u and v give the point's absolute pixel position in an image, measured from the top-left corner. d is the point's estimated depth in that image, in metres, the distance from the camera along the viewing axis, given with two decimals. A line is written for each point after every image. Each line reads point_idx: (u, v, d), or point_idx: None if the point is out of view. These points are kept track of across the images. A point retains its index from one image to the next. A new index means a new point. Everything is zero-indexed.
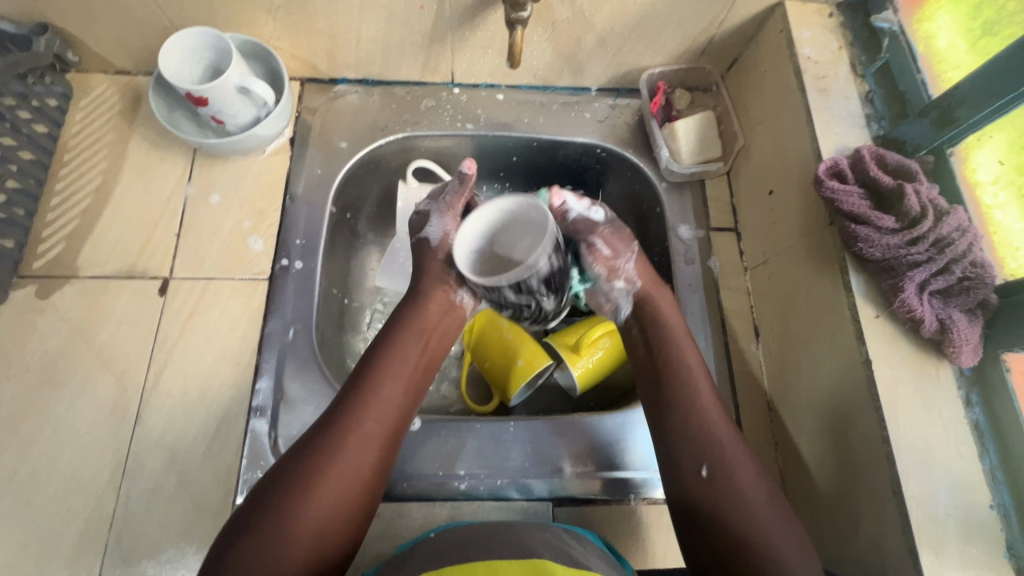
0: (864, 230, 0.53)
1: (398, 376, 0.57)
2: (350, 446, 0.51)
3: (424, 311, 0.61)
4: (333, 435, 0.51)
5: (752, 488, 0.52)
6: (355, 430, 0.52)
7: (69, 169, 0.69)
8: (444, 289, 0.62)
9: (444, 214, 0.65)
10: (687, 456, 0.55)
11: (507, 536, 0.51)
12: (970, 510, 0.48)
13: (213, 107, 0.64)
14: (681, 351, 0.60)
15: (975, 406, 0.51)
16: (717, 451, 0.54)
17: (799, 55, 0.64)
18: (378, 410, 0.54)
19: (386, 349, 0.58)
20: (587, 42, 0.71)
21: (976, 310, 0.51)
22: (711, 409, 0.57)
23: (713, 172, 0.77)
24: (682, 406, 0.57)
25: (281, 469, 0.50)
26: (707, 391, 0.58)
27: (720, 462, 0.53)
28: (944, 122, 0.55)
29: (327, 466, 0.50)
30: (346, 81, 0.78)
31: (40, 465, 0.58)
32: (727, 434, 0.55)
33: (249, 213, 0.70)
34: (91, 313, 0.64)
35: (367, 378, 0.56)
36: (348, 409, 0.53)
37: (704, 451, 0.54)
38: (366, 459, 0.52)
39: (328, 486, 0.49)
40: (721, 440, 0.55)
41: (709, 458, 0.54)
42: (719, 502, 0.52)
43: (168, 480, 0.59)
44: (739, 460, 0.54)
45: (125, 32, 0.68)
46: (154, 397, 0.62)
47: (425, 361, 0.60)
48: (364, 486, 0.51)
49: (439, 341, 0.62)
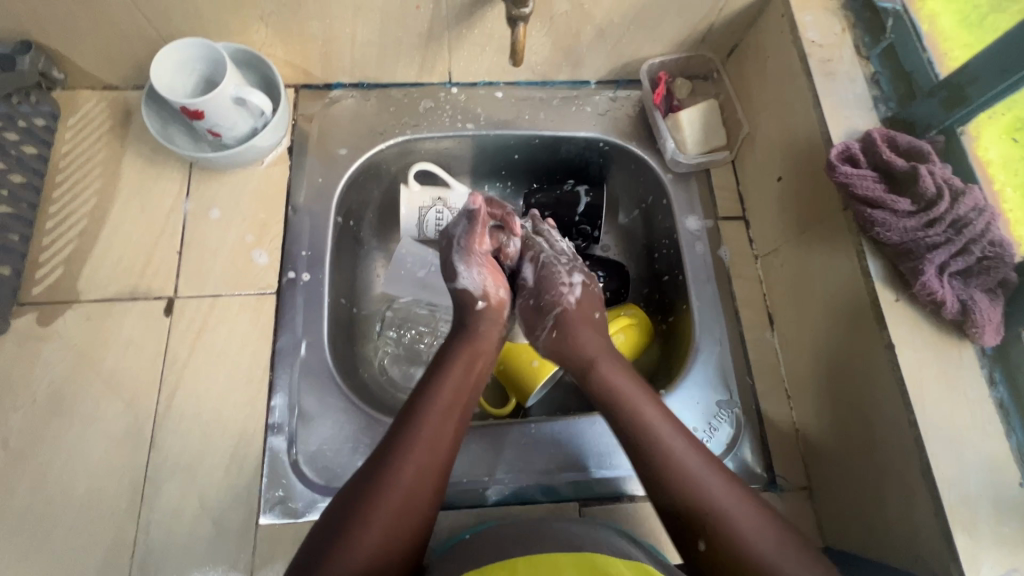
0: (881, 214, 0.53)
1: (453, 395, 0.57)
2: (410, 467, 0.51)
3: (481, 337, 0.62)
4: (392, 462, 0.51)
5: (748, 522, 0.50)
6: (414, 449, 0.52)
7: (63, 190, 0.67)
8: (495, 321, 0.64)
9: (472, 270, 0.64)
10: (659, 498, 0.53)
11: (547, 533, 0.50)
12: (1000, 489, 0.48)
13: (209, 120, 0.63)
14: (629, 393, 0.57)
15: (999, 384, 0.51)
16: (690, 493, 0.51)
17: (803, 39, 0.64)
18: (436, 430, 0.54)
19: (439, 370, 0.58)
20: (586, 34, 0.70)
21: (996, 289, 0.51)
22: (679, 451, 0.53)
23: (719, 161, 0.76)
24: (642, 455, 0.54)
25: (344, 496, 0.50)
26: (663, 429, 0.55)
27: (700, 507, 0.51)
28: (955, 100, 0.54)
29: (389, 488, 0.50)
30: (341, 86, 0.76)
31: (55, 496, 0.57)
32: (703, 473, 0.52)
33: (251, 226, 0.69)
34: (96, 338, 0.62)
35: (422, 399, 0.56)
36: (398, 444, 0.52)
37: (675, 495, 0.52)
38: (428, 477, 0.52)
39: (384, 522, 0.48)
40: (696, 476, 0.52)
41: (678, 501, 0.51)
42: (707, 537, 0.50)
43: (188, 503, 0.58)
44: (718, 493, 0.51)
45: (112, 46, 0.66)
46: (166, 420, 0.60)
47: (477, 380, 0.60)
48: (427, 505, 0.51)
49: (489, 366, 0.63)
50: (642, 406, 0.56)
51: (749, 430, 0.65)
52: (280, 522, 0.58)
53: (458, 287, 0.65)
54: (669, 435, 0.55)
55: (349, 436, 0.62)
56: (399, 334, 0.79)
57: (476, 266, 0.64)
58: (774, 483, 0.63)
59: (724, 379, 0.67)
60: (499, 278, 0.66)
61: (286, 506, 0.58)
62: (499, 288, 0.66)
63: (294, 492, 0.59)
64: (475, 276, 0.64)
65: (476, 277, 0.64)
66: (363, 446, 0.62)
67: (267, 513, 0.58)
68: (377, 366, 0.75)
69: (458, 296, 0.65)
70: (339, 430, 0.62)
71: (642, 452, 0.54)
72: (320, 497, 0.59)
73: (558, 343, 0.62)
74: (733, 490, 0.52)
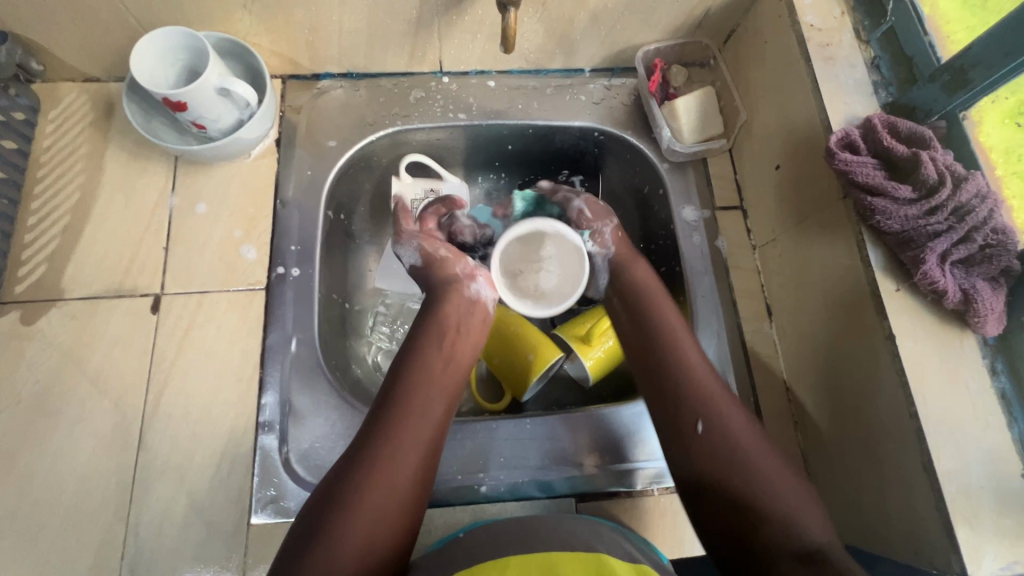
0: (881, 202, 0.52)
1: (428, 381, 0.57)
2: (390, 447, 0.51)
3: (443, 316, 0.62)
4: (375, 444, 0.51)
5: (757, 453, 0.53)
6: (393, 433, 0.52)
7: (44, 186, 0.66)
8: (456, 292, 0.64)
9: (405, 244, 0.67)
10: (684, 426, 0.56)
11: (538, 530, 0.49)
12: (1002, 480, 0.47)
13: (192, 112, 0.61)
14: (672, 324, 0.61)
15: (1001, 374, 0.50)
16: (716, 417, 0.55)
17: (801, 23, 0.62)
18: (416, 416, 0.54)
19: (412, 358, 0.59)
20: (580, 21, 0.68)
21: (999, 278, 0.50)
22: (707, 377, 0.58)
23: (716, 149, 0.75)
24: (675, 376, 0.58)
25: (326, 488, 0.50)
26: (697, 359, 0.59)
27: (721, 430, 0.54)
28: (957, 85, 0.53)
29: (371, 474, 0.50)
30: (330, 76, 0.74)
31: (42, 498, 0.56)
32: (727, 403, 0.56)
33: (239, 221, 0.67)
34: (81, 337, 0.61)
35: (398, 387, 0.56)
36: (379, 428, 0.53)
37: (701, 412, 0.55)
38: (408, 461, 0.52)
39: (372, 500, 0.49)
40: (720, 404, 0.56)
41: (706, 417, 0.55)
42: (716, 463, 0.53)
43: (178, 503, 0.57)
44: (738, 424, 0.55)
45: (92, 36, 0.64)
46: (155, 420, 0.59)
47: (453, 366, 0.60)
48: (412, 489, 0.51)
49: (466, 341, 0.63)
50: (683, 338, 0.60)
51: None
52: (272, 521, 0.57)
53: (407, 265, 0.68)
54: (700, 365, 0.59)
55: (342, 434, 0.61)
56: (393, 329, 0.77)
57: (409, 236, 0.67)
58: None
59: (721, 371, 0.66)
60: (437, 240, 0.68)
61: (278, 505, 0.57)
62: (438, 247, 0.67)
63: (286, 491, 0.58)
64: (409, 244, 0.67)
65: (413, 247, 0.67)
66: None
67: (260, 513, 0.57)
68: (371, 362, 0.74)
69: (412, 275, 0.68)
70: (330, 428, 0.61)
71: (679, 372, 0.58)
72: None
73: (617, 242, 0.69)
74: (750, 426, 0.55)
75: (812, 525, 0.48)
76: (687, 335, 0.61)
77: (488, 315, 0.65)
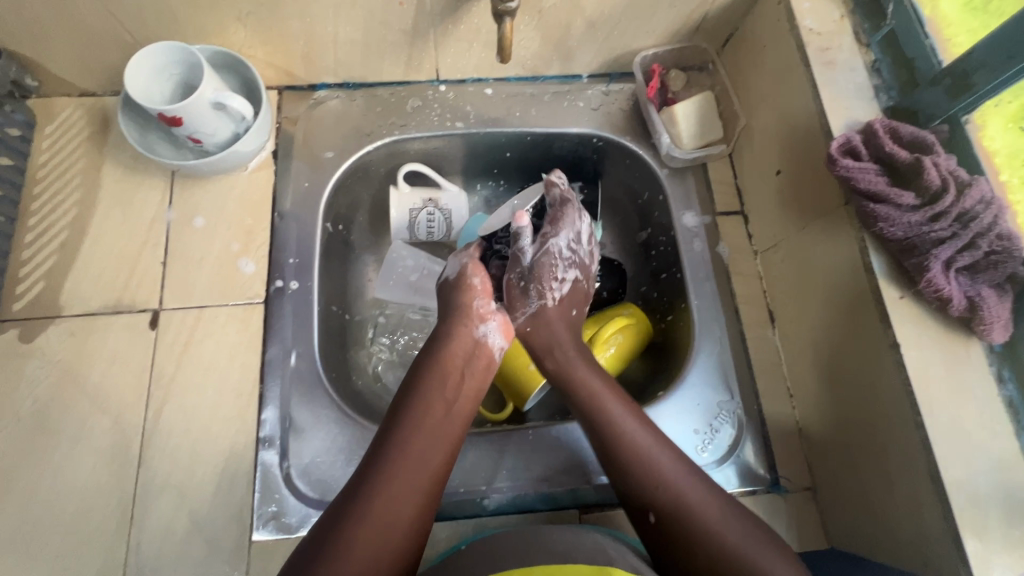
0: (884, 209, 0.51)
1: (430, 427, 0.54)
2: (384, 493, 0.49)
3: (449, 353, 0.59)
4: (369, 490, 0.49)
5: (721, 522, 0.49)
6: (386, 483, 0.50)
7: (41, 202, 0.65)
8: (467, 327, 0.61)
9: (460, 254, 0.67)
10: (630, 502, 0.53)
11: (537, 542, 0.49)
12: (1011, 490, 0.46)
13: (188, 126, 0.61)
14: (601, 395, 0.57)
15: (1008, 382, 0.50)
16: (665, 500, 0.51)
17: (800, 27, 0.62)
18: (413, 462, 0.52)
19: (413, 398, 0.56)
20: (576, 27, 0.68)
21: (1005, 284, 0.50)
22: (649, 452, 0.53)
23: (715, 155, 0.74)
24: (614, 462, 0.54)
25: (315, 534, 0.47)
26: (625, 418, 0.56)
27: (665, 501, 0.51)
28: (959, 88, 0.52)
29: (359, 524, 0.47)
30: (326, 86, 0.74)
31: (42, 517, 0.56)
32: (677, 477, 0.52)
33: (237, 234, 0.67)
34: (80, 355, 0.61)
35: (397, 431, 0.53)
36: (376, 471, 0.51)
37: (648, 499, 0.52)
38: (400, 513, 0.49)
39: (362, 549, 0.46)
40: (670, 480, 0.52)
41: (653, 506, 0.51)
42: (673, 536, 0.50)
43: (179, 521, 0.57)
44: (692, 496, 0.51)
45: (87, 51, 0.64)
46: (155, 436, 0.59)
47: (457, 411, 0.57)
48: (401, 544, 0.48)
49: (469, 382, 0.59)
50: (615, 412, 0.56)
51: (751, 431, 0.64)
52: (274, 538, 0.57)
53: (443, 278, 0.66)
54: (643, 435, 0.55)
55: (343, 448, 0.61)
56: (393, 339, 0.77)
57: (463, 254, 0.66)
58: (777, 484, 0.62)
59: (724, 379, 0.66)
60: (483, 269, 0.65)
61: (279, 521, 0.57)
62: (476, 275, 0.64)
63: (287, 507, 0.58)
64: (456, 260, 0.66)
65: (460, 264, 0.65)
66: (357, 458, 0.60)
67: (261, 529, 0.57)
68: (371, 373, 0.74)
69: (444, 295, 0.65)
70: (331, 443, 0.61)
71: (614, 459, 0.54)
72: (315, 511, 0.58)
73: (534, 332, 0.63)
74: (709, 495, 0.51)
75: None
76: (619, 403, 0.57)
77: (494, 360, 0.62)
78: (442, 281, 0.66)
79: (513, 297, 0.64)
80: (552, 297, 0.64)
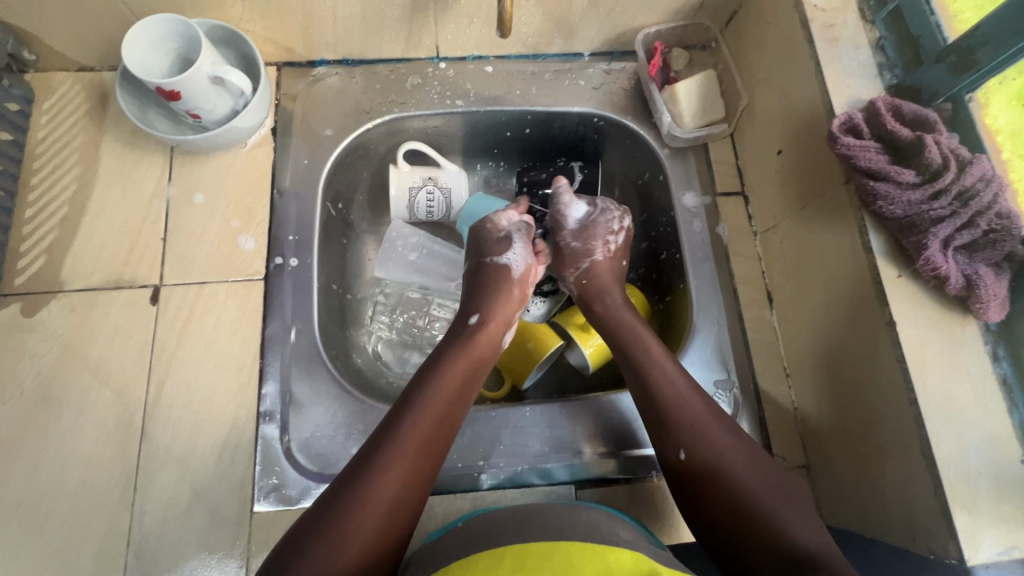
0: (884, 186, 0.51)
1: (438, 415, 0.54)
2: (395, 469, 0.49)
3: (474, 344, 0.61)
4: (379, 465, 0.49)
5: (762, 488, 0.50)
6: (392, 465, 0.49)
7: (40, 178, 0.65)
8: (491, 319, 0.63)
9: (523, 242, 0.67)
10: (664, 438, 0.55)
11: (535, 519, 0.50)
12: (1000, 465, 0.47)
13: (187, 102, 0.60)
14: (639, 337, 0.61)
15: (1002, 360, 0.50)
16: (698, 445, 0.53)
17: (805, 3, 0.61)
18: (425, 440, 0.52)
19: (423, 384, 0.56)
20: (578, 3, 0.67)
21: (1002, 263, 0.50)
22: (680, 391, 0.56)
23: (717, 134, 0.74)
24: (652, 398, 0.57)
25: (321, 505, 0.48)
26: (659, 356, 0.59)
27: (695, 431, 0.54)
28: (964, 65, 0.52)
29: (365, 497, 0.47)
30: (325, 63, 0.73)
31: (48, 486, 0.57)
32: (713, 425, 0.54)
33: (237, 211, 0.67)
34: (82, 330, 0.61)
35: (406, 415, 0.53)
36: (389, 444, 0.51)
37: (679, 436, 0.54)
38: (408, 490, 0.49)
39: (369, 518, 0.47)
40: (700, 421, 0.54)
41: (682, 442, 0.54)
42: (707, 474, 0.51)
43: (182, 491, 0.58)
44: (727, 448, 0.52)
45: (85, 22, 0.63)
46: (157, 409, 0.60)
47: (462, 399, 0.57)
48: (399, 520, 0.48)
49: (481, 373, 0.61)
50: (645, 339, 0.61)
51: (747, 409, 0.65)
52: (275, 510, 0.58)
53: (504, 264, 0.65)
54: (676, 379, 0.57)
55: (341, 423, 0.61)
56: (392, 317, 0.77)
57: (527, 249, 0.66)
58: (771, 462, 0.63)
59: (722, 358, 0.66)
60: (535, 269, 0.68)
61: (280, 493, 0.58)
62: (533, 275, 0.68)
63: (288, 479, 0.59)
64: (522, 254, 0.66)
65: (526, 260, 0.66)
66: (356, 434, 0.61)
67: (262, 501, 0.58)
68: (371, 351, 0.74)
69: (499, 269, 0.65)
70: (331, 418, 0.62)
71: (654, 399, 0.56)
72: (315, 484, 0.59)
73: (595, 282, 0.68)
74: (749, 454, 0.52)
75: (801, 533, 0.47)
76: (658, 346, 0.60)
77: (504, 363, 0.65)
78: (502, 265, 0.65)
79: (566, 261, 0.69)
80: (605, 250, 0.68)
